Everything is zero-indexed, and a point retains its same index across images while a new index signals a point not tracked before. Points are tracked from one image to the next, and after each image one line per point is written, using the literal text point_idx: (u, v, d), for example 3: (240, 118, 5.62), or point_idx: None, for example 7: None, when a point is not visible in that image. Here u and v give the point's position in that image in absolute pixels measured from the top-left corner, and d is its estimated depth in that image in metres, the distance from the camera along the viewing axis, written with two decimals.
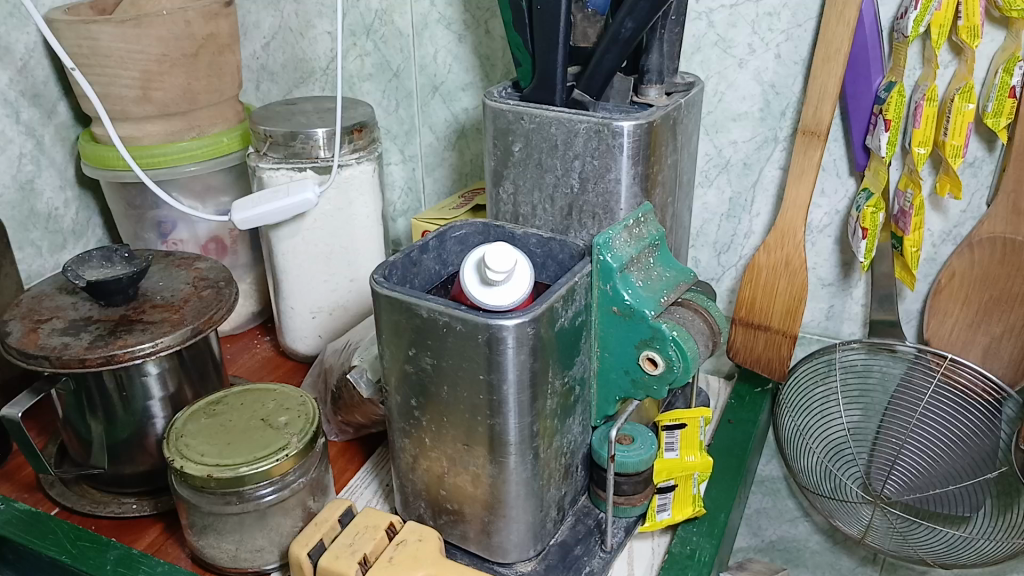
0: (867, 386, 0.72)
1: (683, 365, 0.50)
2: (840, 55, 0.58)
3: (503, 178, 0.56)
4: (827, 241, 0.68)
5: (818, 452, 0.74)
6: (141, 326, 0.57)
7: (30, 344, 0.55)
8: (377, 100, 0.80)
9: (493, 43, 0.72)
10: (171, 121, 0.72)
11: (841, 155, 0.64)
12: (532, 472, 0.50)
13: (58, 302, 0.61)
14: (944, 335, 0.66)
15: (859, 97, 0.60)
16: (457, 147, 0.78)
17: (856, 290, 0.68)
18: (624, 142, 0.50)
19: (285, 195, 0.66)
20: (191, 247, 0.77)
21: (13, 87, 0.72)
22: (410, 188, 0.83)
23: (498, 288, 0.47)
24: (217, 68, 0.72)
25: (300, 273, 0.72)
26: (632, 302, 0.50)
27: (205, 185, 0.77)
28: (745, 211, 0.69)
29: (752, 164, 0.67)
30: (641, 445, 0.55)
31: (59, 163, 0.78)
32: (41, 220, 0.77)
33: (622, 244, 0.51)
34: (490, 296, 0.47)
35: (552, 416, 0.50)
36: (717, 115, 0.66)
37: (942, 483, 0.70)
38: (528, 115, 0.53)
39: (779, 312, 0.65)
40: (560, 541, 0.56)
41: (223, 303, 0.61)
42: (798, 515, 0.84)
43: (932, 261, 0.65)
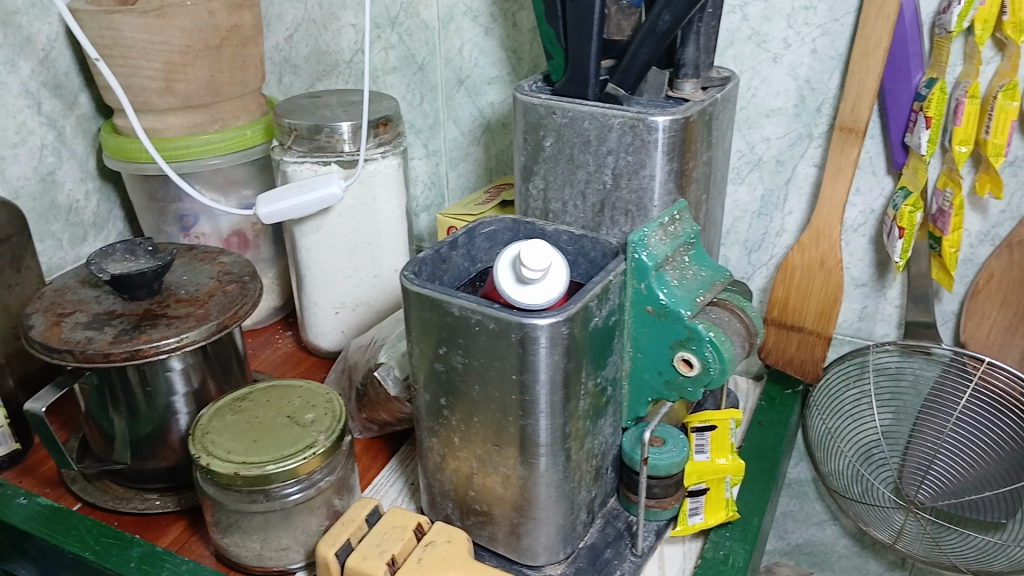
0: (899, 389, 0.71)
1: (721, 367, 0.48)
2: (880, 50, 0.56)
3: (533, 173, 0.55)
4: (861, 241, 0.66)
5: (849, 455, 0.73)
6: (165, 320, 0.57)
7: (53, 338, 0.55)
8: (401, 94, 0.79)
9: (520, 36, 0.71)
10: (194, 114, 0.72)
11: (877, 153, 0.62)
12: (563, 474, 0.50)
13: (81, 296, 0.60)
14: (981, 337, 0.65)
15: (897, 94, 0.59)
16: (483, 141, 0.77)
17: (891, 291, 0.67)
18: (659, 138, 0.49)
19: (309, 190, 0.65)
20: (213, 241, 0.77)
21: (35, 77, 0.71)
22: (433, 183, 0.82)
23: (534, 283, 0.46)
24: (240, 60, 0.72)
25: (323, 268, 0.71)
26: (667, 302, 0.49)
27: (227, 178, 0.76)
28: (777, 209, 0.67)
29: (786, 161, 0.65)
30: (673, 447, 0.54)
31: (81, 155, 0.78)
32: (62, 213, 0.77)
33: (658, 241, 0.50)
34: (518, 286, 0.46)
35: (584, 417, 0.50)
36: (750, 111, 0.65)
37: (976, 489, 0.68)
38: (561, 110, 0.52)
39: (813, 313, 0.64)
40: (589, 545, 0.55)
41: (248, 298, 0.60)
42: (825, 519, 0.83)
43: (969, 262, 0.64)
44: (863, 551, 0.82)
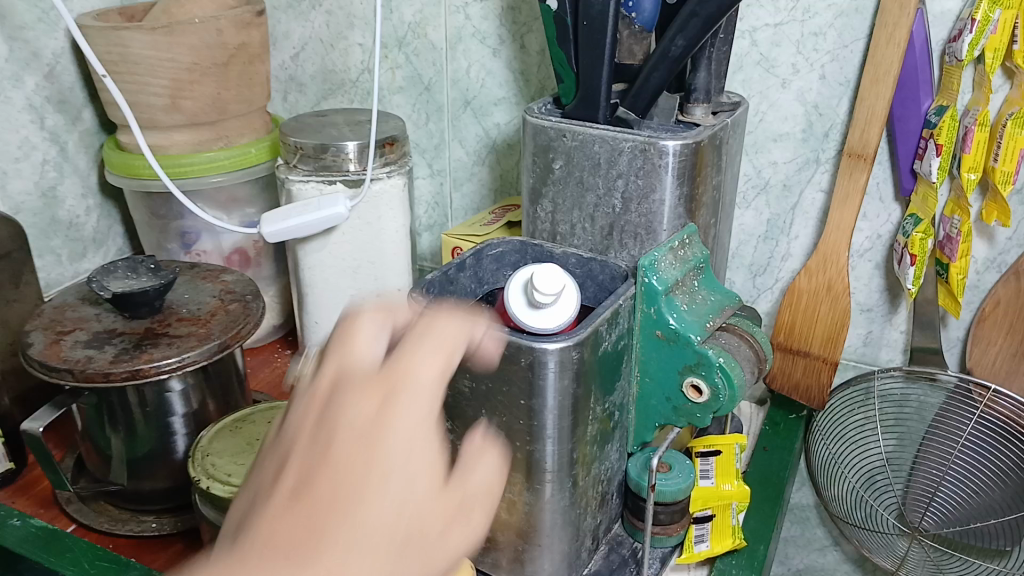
0: (903, 415, 0.70)
1: (730, 394, 0.48)
2: (889, 77, 0.57)
3: (541, 196, 0.55)
4: (868, 266, 0.66)
5: (852, 481, 0.73)
6: (167, 339, 0.56)
7: (53, 356, 0.54)
8: (407, 114, 0.79)
9: (529, 58, 0.71)
10: (198, 131, 0.71)
11: (885, 179, 0.62)
12: (570, 501, 0.49)
13: (82, 314, 0.60)
14: (987, 364, 0.65)
15: (907, 120, 0.59)
16: (488, 162, 0.77)
17: (898, 317, 0.66)
18: (669, 162, 0.49)
19: (315, 209, 0.65)
20: (215, 258, 0.76)
21: (40, 92, 0.71)
22: (436, 203, 0.82)
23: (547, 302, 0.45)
24: (247, 78, 0.72)
25: (326, 287, 0.70)
26: (677, 327, 0.48)
27: (230, 196, 0.76)
28: (783, 233, 0.67)
29: (793, 186, 0.65)
30: (679, 473, 0.54)
31: (83, 170, 0.77)
32: (62, 228, 0.76)
33: (668, 266, 0.50)
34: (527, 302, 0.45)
35: (592, 443, 0.49)
36: (758, 135, 0.65)
37: (982, 516, 0.68)
38: (571, 133, 0.51)
39: (819, 338, 0.63)
40: (594, 572, 0.54)
41: (250, 318, 0.60)
42: (827, 545, 0.82)
43: (975, 288, 0.64)
44: None
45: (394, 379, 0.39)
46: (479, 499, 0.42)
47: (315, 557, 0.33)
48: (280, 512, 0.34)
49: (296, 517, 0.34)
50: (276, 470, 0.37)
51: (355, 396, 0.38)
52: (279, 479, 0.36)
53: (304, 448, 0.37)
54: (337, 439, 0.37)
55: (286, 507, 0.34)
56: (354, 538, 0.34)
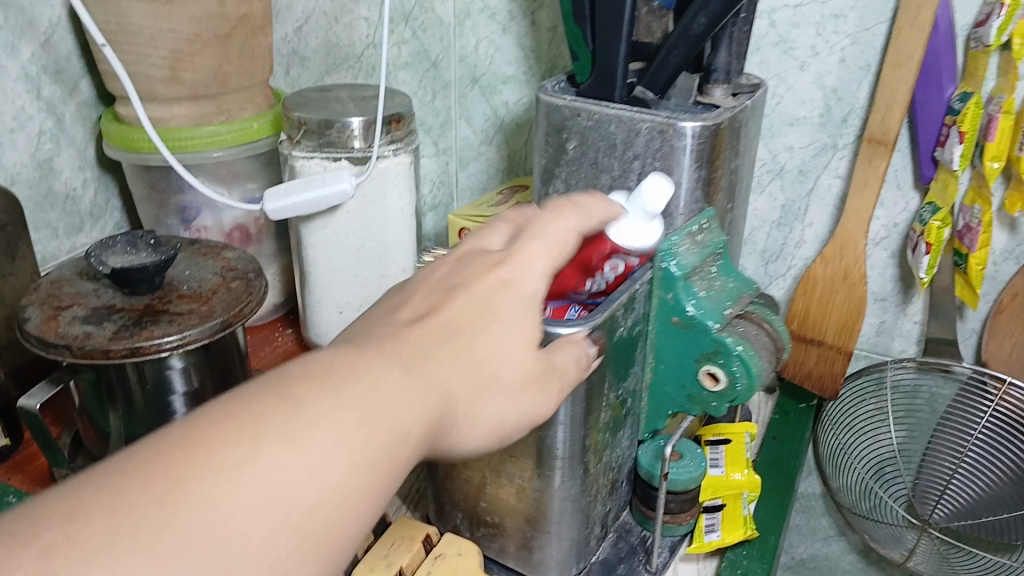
0: (914, 406, 0.69)
1: (747, 383, 0.47)
2: (912, 62, 0.55)
3: (554, 176, 0.54)
4: (883, 255, 0.65)
5: (861, 471, 0.72)
6: (167, 317, 0.55)
7: (50, 332, 0.52)
8: (413, 91, 0.78)
9: (540, 36, 0.69)
10: (199, 104, 0.70)
11: (904, 166, 0.61)
12: (580, 488, 0.48)
13: (79, 289, 0.58)
14: (1004, 355, 0.64)
15: (928, 106, 0.58)
16: (495, 141, 0.76)
17: (912, 307, 0.65)
18: (688, 144, 0.48)
19: (320, 186, 0.63)
20: (215, 235, 0.74)
21: (36, 62, 0.69)
22: (442, 182, 0.81)
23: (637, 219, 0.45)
24: (249, 50, 0.70)
25: (329, 266, 0.69)
26: (695, 314, 0.47)
27: (230, 171, 0.74)
28: (797, 219, 0.66)
29: (808, 171, 0.64)
30: (690, 461, 0.53)
31: (79, 143, 0.75)
32: (59, 201, 0.74)
33: (686, 250, 0.48)
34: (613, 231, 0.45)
35: (604, 430, 0.48)
36: (774, 119, 0.64)
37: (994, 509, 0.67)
38: (586, 112, 0.50)
39: (834, 327, 0.63)
40: (602, 559, 0.53)
41: (253, 296, 0.58)
42: (832, 534, 0.81)
43: (993, 279, 0.63)
44: (869, 568, 0.81)
45: (514, 253, 0.39)
46: (570, 369, 0.38)
47: (425, 366, 0.32)
48: (394, 330, 0.34)
49: (408, 341, 0.33)
50: (391, 305, 0.37)
51: (474, 265, 0.38)
52: (394, 312, 0.36)
53: (422, 293, 0.37)
54: (456, 287, 0.37)
55: (398, 326, 0.34)
56: (454, 364, 0.33)
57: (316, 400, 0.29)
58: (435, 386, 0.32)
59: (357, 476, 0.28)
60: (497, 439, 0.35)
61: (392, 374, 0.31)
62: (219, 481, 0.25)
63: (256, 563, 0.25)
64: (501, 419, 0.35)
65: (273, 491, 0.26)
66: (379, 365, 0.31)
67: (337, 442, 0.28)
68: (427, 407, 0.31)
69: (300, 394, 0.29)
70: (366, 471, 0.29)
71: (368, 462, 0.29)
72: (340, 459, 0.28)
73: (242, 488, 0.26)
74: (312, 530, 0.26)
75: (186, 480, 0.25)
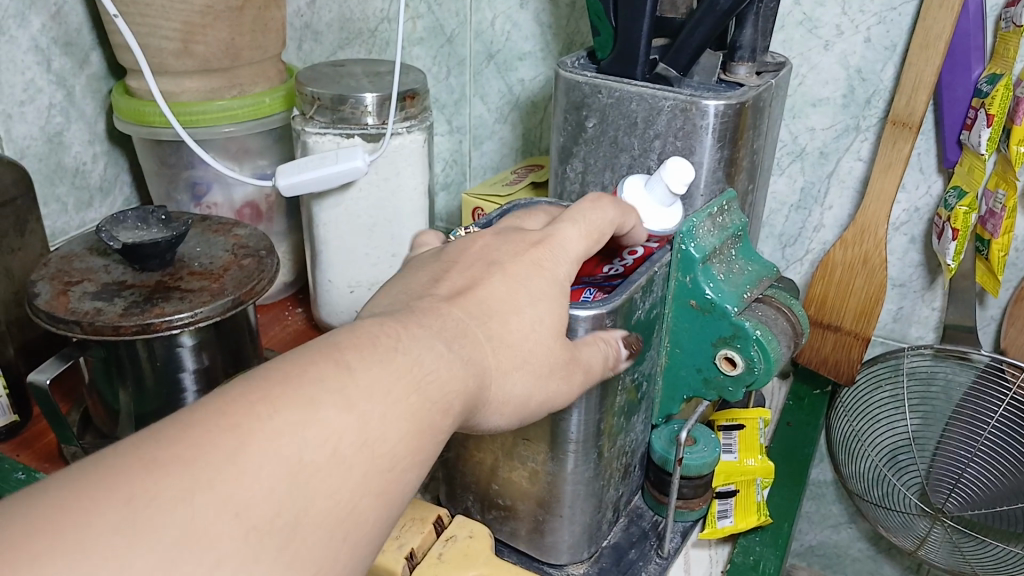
0: (930, 393, 0.69)
1: (766, 367, 0.46)
2: (940, 42, 0.54)
3: (571, 155, 0.53)
4: (903, 240, 0.64)
5: (874, 458, 0.72)
6: (178, 293, 0.54)
7: (60, 307, 0.52)
8: (427, 67, 0.76)
9: (558, 11, 0.68)
10: (211, 78, 0.69)
11: (928, 149, 0.60)
12: (594, 472, 0.48)
13: (89, 264, 0.58)
14: (1022, 344, 0.62)
15: (954, 89, 0.57)
16: (510, 120, 0.75)
17: (932, 293, 0.65)
18: (711, 123, 0.47)
19: (333, 162, 0.62)
20: (225, 212, 0.74)
21: (46, 33, 0.68)
22: (455, 160, 0.80)
23: (656, 199, 0.46)
24: (262, 24, 0.69)
25: (341, 245, 0.68)
26: (714, 297, 0.46)
27: (242, 147, 0.73)
28: (816, 202, 0.65)
29: (829, 153, 0.63)
30: (705, 447, 0.52)
31: (90, 116, 0.75)
32: (68, 175, 0.74)
33: (706, 232, 0.47)
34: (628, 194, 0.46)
35: (618, 414, 0.47)
36: (795, 100, 0.63)
37: (1008, 499, 0.67)
38: (607, 89, 0.49)
39: (852, 312, 0.62)
40: (613, 544, 0.53)
41: (265, 274, 0.58)
42: (842, 521, 0.81)
43: (1015, 266, 0.62)
44: (879, 555, 0.81)
45: (550, 236, 0.40)
46: (595, 366, 0.39)
47: (463, 343, 0.34)
48: (434, 305, 0.35)
49: (448, 320, 0.35)
50: (433, 274, 0.38)
51: (512, 242, 0.40)
52: (434, 287, 0.37)
53: (461, 269, 0.38)
54: (494, 265, 0.38)
55: (438, 300, 0.36)
56: (488, 343, 0.35)
57: (368, 368, 0.30)
58: (472, 363, 0.34)
59: (397, 445, 0.30)
60: (521, 417, 0.37)
61: (435, 350, 0.33)
62: (273, 447, 0.27)
63: (313, 519, 0.27)
64: (529, 399, 0.36)
65: (332, 449, 0.28)
66: (422, 338, 0.33)
67: (387, 408, 0.30)
68: (463, 380, 0.33)
69: (352, 360, 0.30)
70: (410, 436, 0.30)
71: (410, 429, 0.31)
72: (389, 423, 0.30)
73: (306, 445, 0.27)
74: (364, 487, 0.29)
75: (256, 435, 0.27)
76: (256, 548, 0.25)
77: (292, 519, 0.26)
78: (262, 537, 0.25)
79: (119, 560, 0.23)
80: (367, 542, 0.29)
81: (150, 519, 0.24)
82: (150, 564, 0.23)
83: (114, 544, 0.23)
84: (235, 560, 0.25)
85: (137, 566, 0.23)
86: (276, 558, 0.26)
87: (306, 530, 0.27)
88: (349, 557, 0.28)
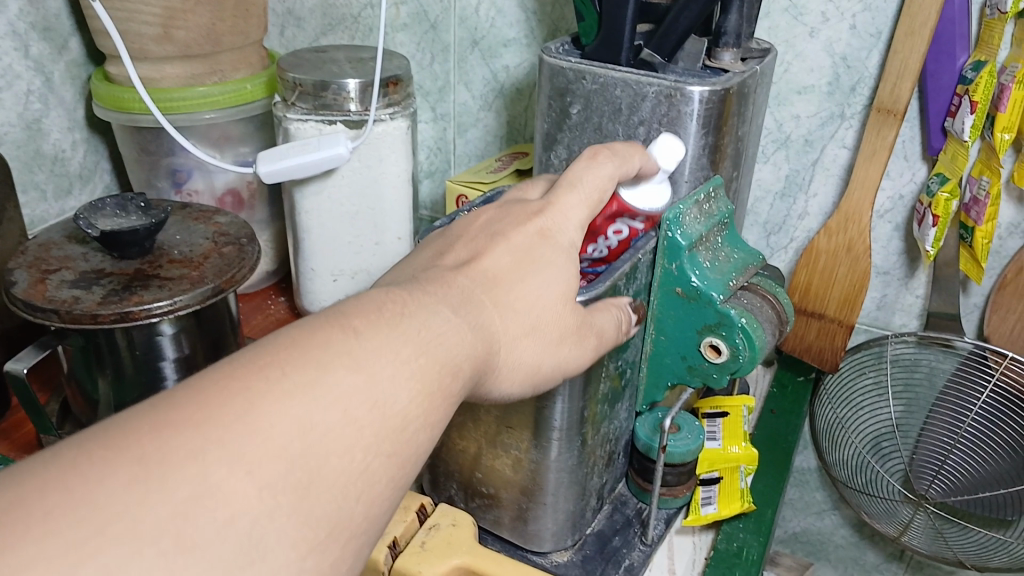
0: (913, 380, 0.69)
1: (751, 355, 0.46)
2: (925, 30, 0.54)
3: (556, 141, 0.53)
4: (887, 228, 0.64)
5: (858, 445, 0.72)
6: (157, 282, 0.53)
7: (37, 296, 0.51)
8: (411, 53, 0.76)
9: None
10: (191, 64, 0.68)
11: (912, 137, 0.60)
12: (577, 459, 0.47)
13: (67, 252, 0.57)
14: (1005, 332, 0.63)
15: (939, 76, 0.57)
16: (495, 107, 0.74)
17: (916, 281, 0.65)
18: (696, 109, 0.46)
19: (315, 149, 0.62)
20: (207, 199, 0.73)
21: (24, 18, 0.67)
22: (440, 148, 0.79)
23: (648, 177, 0.44)
24: (243, 8, 0.68)
25: (323, 232, 0.68)
26: (698, 284, 0.46)
27: (223, 134, 0.72)
28: (801, 190, 0.65)
29: (814, 141, 0.63)
30: (688, 434, 0.52)
31: (69, 103, 0.74)
32: (47, 162, 0.73)
33: (692, 219, 0.47)
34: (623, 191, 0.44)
35: (602, 402, 0.47)
36: (781, 87, 0.62)
37: (989, 485, 0.67)
38: (591, 75, 0.48)
39: (835, 300, 0.62)
40: (597, 531, 0.52)
41: (245, 262, 0.57)
42: (826, 508, 0.81)
43: (998, 254, 0.62)
44: (862, 542, 0.81)
45: (549, 204, 0.40)
46: (607, 331, 0.40)
47: (470, 309, 0.33)
48: (440, 274, 0.35)
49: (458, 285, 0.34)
50: (437, 251, 0.39)
51: (512, 214, 0.40)
52: (440, 259, 0.37)
53: (466, 241, 0.38)
54: (498, 235, 0.38)
55: (444, 271, 0.36)
56: (493, 311, 0.34)
57: (377, 331, 0.29)
58: (480, 328, 0.33)
59: (412, 407, 0.28)
60: (535, 382, 0.37)
61: (443, 316, 0.32)
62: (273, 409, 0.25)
63: (325, 486, 0.25)
64: (540, 362, 0.36)
65: (345, 409, 0.26)
66: (428, 305, 0.32)
67: (398, 367, 0.28)
68: (474, 345, 0.32)
69: (360, 325, 0.29)
70: (423, 398, 0.29)
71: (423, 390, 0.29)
72: (401, 385, 0.28)
73: (318, 404, 0.26)
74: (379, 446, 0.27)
75: (266, 395, 0.25)
76: (270, 506, 0.24)
77: (306, 479, 0.25)
78: (277, 496, 0.24)
79: (127, 520, 0.21)
80: (383, 508, 0.28)
81: (159, 477, 0.22)
82: (159, 525, 0.22)
83: (122, 501, 0.22)
84: (249, 517, 0.23)
85: (147, 525, 0.22)
86: (287, 524, 0.24)
87: (317, 496, 0.25)
88: (368, 523, 0.27)
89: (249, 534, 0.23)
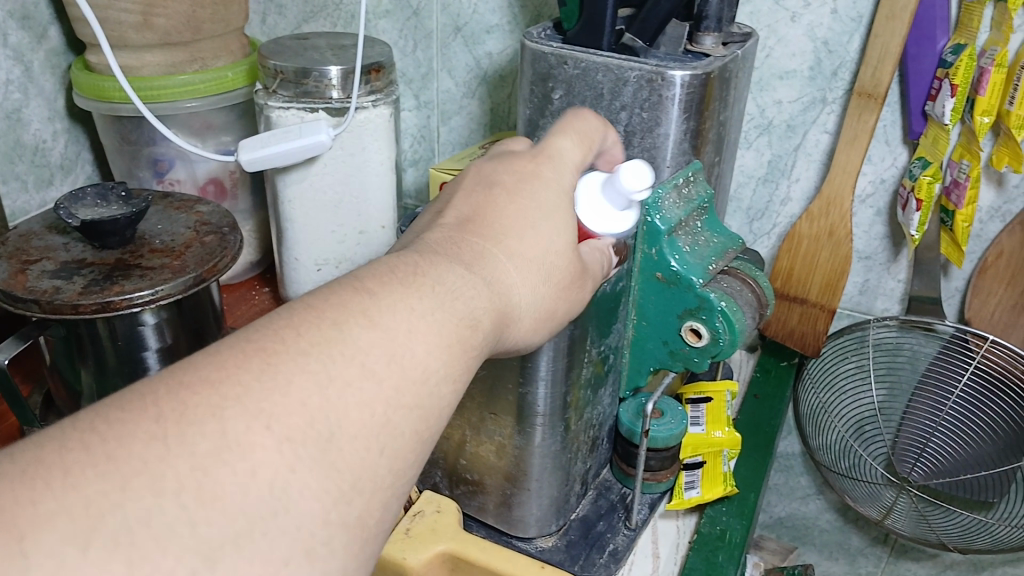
0: (895, 364, 0.70)
1: (730, 339, 0.46)
2: (906, 13, 0.54)
3: (538, 129, 0.52)
4: (869, 213, 0.64)
5: (841, 429, 0.73)
6: (139, 271, 0.53)
7: (17, 286, 0.51)
8: (393, 41, 0.75)
9: None
10: (171, 52, 0.67)
11: (893, 121, 0.60)
12: (561, 445, 0.47)
13: (48, 242, 0.56)
14: (986, 315, 0.64)
15: (920, 59, 0.57)
16: (478, 94, 0.74)
17: (898, 265, 0.65)
18: (676, 94, 0.46)
19: (297, 136, 0.61)
20: (189, 188, 0.73)
21: (2, 6, 0.66)
22: (423, 136, 0.79)
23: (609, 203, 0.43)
24: None
25: (307, 222, 0.67)
26: (679, 269, 0.46)
27: (205, 123, 0.72)
28: (784, 175, 0.65)
29: (796, 126, 0.63)
30: (672, 419, 0.52)
31: (48, 93, 0.73)
32: (28, 153, 0.72)
33: (671, 204, 0.47)
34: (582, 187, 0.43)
35: (585, 387, 0.47)
36: (763, 72, 0.62)
37: (970, 467, 0.68)
38: (573, 60, 0.48)
39: (817, 285, 0.62)
40: (582, 516, 0.53)
41: (227, 250, 0.57)
42: (811, 493, 0.82)
43: (978, 238, 0.62)
44: (846, 526, 0.82)
45: (542, 150, 0.40)
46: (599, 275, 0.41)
47: (483, 266, 0.34)
48: (446, 235, 0.36)
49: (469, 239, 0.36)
50: (436, 211, 0.39)
51: (509, 161, 0.39)
52: (440, 217, 0.38)
53: (463, 194, 0.39)
54: (495, 185, 0.38)
55: (450, 230, 0.36)
56: (506, 262, 0.35)
57: (390, 291, 0.30)
58: (494, 283, 0.34)
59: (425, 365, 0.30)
60: (549, 328, 0.38)
61: (456, 272, 0.33)
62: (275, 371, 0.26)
63: (349, 445, 0.27)
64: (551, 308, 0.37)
65: (361, 363, 0.28)
66: (440, 263, 0.33)
67: (413, 322, 0.30)
68: (484, 300, 0.33)
69: (373, 286, 0.30)
70: (441, 352, 0.30)
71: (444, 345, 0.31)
72: (398, 351, 0.29)
73: (334, 361, 0.27)
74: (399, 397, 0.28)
75: (282, 358, 0.27)
76: (292, 458, 0.25)
77: (327, 433, 0.26)
78: (299, 450, 0.25)
79: (146, 478, 0.23)
80: (384, 481, 0.28)
81: (181, 436, 0.24)
82: (181, 477, 0.23)
83: (148, 456, 0.23)
84: (271, 473, 0.24)
85: (169, 478, 0.23)
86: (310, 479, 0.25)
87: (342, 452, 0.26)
88: (395, 479, 0.28)
89: (270, 487, 0.24)
